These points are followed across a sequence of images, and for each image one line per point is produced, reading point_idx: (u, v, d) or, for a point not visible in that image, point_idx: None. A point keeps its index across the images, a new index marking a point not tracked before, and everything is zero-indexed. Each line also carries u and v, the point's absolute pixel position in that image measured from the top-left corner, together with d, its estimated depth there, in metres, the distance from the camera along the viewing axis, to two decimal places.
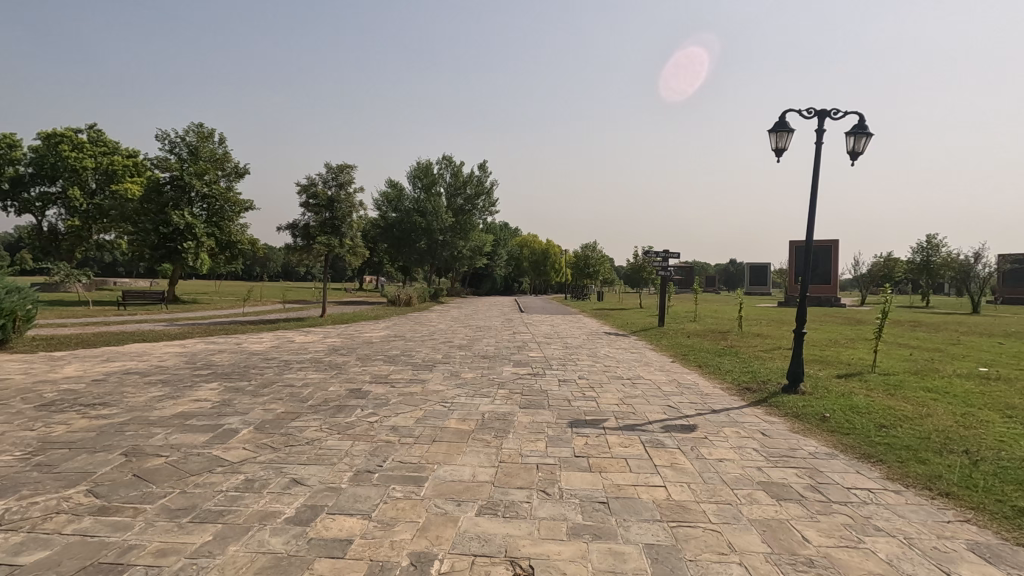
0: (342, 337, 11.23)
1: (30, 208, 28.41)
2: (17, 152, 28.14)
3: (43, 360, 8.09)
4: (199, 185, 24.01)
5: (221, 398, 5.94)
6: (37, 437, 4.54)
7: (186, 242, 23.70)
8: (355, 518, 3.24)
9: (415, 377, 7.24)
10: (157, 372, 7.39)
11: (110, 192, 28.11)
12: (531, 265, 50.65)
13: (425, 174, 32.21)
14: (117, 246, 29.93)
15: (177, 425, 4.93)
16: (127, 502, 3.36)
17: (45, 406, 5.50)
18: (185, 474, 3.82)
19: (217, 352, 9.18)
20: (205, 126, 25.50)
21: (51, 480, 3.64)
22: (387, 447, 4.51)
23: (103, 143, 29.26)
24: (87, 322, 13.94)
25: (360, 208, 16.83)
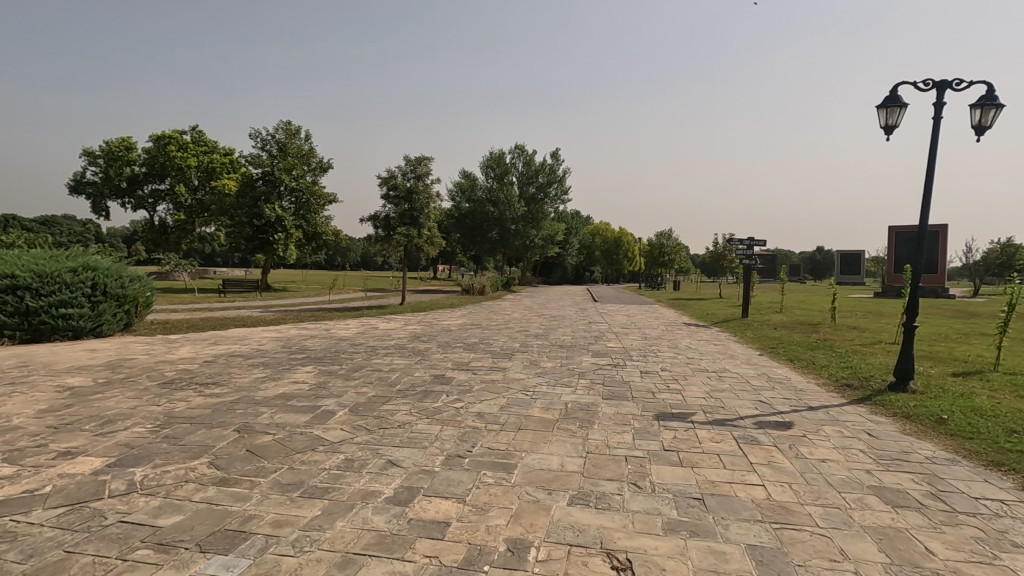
0: (423, 325, 11.58)
1: (144, 205, 31.39)
2: (133, 154, 31.12)
3: (161, 342, 8.94)
4: (287, 180, 25.49)
5: (316, 381, 6.29)
6: (163, 412, 5.02)
7: (277, 233, 25.26)
8: (450, 501, 3.33)
9: (495, 365, 7.34)
10: (257, 355, 7.96)
11: (210, 188, 30.47)
12: (603, 254, 49.91)
13: (498, 164, 32.27)
14: (217, 238, 32.40)
15: (280, 405, 5.28)
16: (244, 474, 3.64)
17: (167, 384, 6.09)
18: (291, 452, 4.09)
19: (309, 337, 9.76)
20: (293, 124, 26.95)
21: (178, 452, 4.01)
22: (475, 433, 4.60)
23: (204, 142, 31.65)
24: (194, 308, 15.28)
25: (437, 199, 17.20)
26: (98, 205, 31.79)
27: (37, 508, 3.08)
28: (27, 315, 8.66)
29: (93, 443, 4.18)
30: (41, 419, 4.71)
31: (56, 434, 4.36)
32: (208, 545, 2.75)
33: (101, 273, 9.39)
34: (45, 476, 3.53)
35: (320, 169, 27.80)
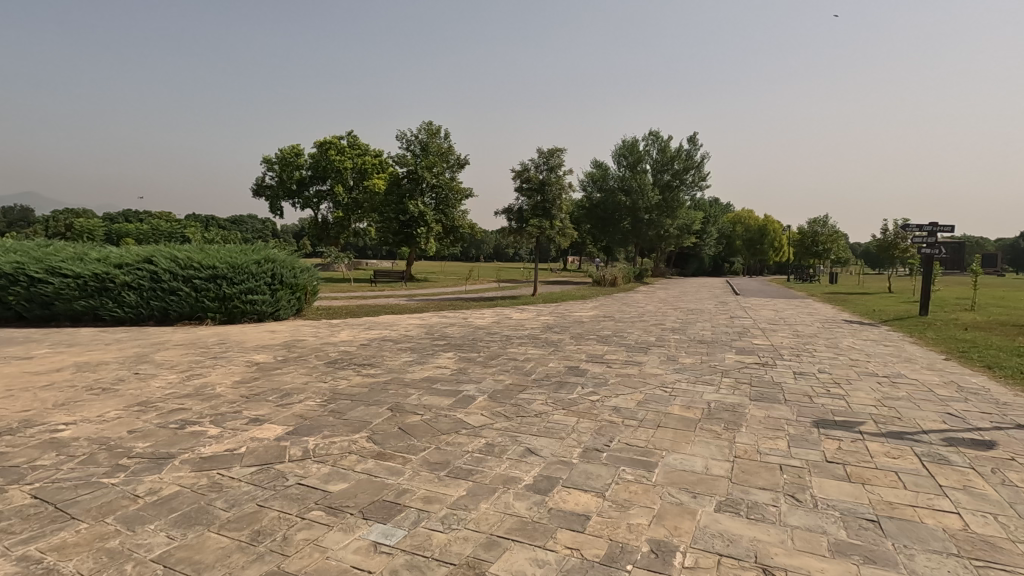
0: (555, 316, 11.67)
1: (310, 204, 35.56)
2: (301, 159, 35.33)
3: (324, 326, 10.05)
4: (429, 177, 27.18)
5: (457, 367, 6.64)
6: (328, 388, 5.63)
7: (420, 228, 27.09)
8: (590, 495, 3.30)
9: (630, 358, 7.16)
10: (405, 340, 8.61)
11: (363, 187, 33.54)
12: (745, 243, 46.35)
13: (631, 152, 31.36)
14: (368, 233, 35.62)
15: (426, 388, 5.64)
16: (398, 450, 3.95)
17: (331, 363, 6.82)
18: (437, 432, 4.35)
19: (449, 325, 10.32)
20: (434, 124, 28.65)
21: (342, 425, 4.47)
22: (612, 427, 4.51)
23: (358, 146, 34.87)
24: (351, 296, 16.99)
25: (569, 190, 17.19)
26: (275, 205, 36.60)
27: (236, 465, 3.62)
28: (224, 300, 10.24)
29: (275, 412, 4.81)
30: (236, 389, 5.53)
31: (248, 402, 5.10)
32: (368, 513, 3.01)
33: (277, 265, 10.80)
34: (240, 438, 4.13)
35: (458, 165, 29.25)
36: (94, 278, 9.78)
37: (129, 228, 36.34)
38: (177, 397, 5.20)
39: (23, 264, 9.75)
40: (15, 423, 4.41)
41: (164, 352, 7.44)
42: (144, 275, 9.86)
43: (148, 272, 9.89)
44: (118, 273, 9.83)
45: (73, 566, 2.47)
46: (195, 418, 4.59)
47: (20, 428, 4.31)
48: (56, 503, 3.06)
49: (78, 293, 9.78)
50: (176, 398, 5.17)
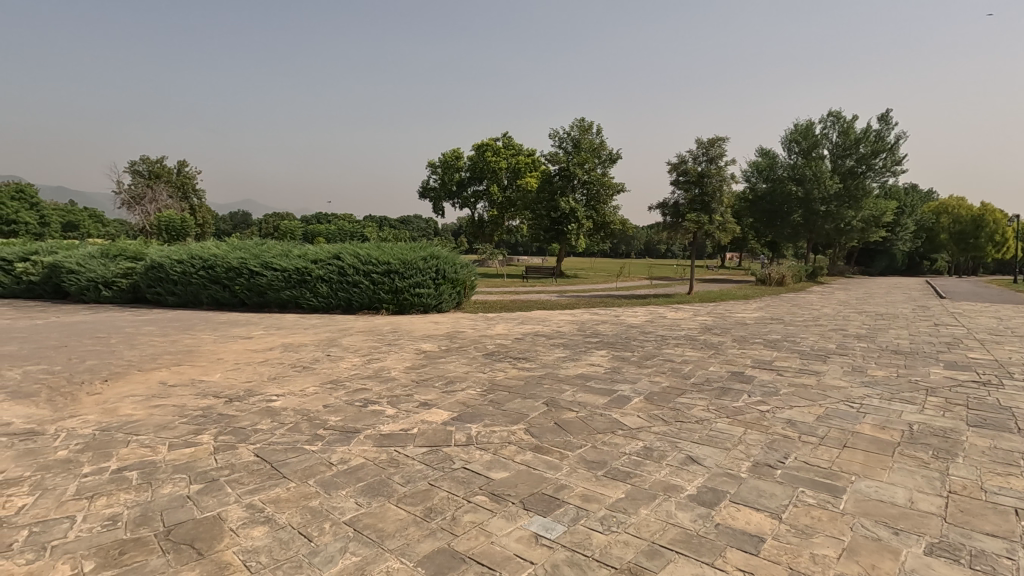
0: (715, 316, 10.94)
1: (468, 203, 37.78)
2: (461, 162, 37.73)
3: (481, 319, 10.60)
4: (580, 173, 27.21)
5: (610, 366, 6.53)
6: (487, 379, 5.91)
7: (571, 224, 27.31)
8: (763, 514, 3.01)
9: (805, 367, 6.42)
10: (558, 336, 8.70)
11: (516, 186, 34.64)
12: (952, 237, 39.04)
13: (804, 136, 28.21)
14: (520, 230, 36.82)
15: (581, 385, 5.64)
16: (555, 445, 3.99)
17: (489, 355, 7.15)
18: (593, 431, 4.31)
19: (601, 322, 10.22)
20: (586, 120, 28.66)
21: (502, 416, 4.65)
22: (786, 442, 4.08)
23: (512, 147, 36.15)
24: (505, 291, 17.71)
25: (731, 182, 16.00)
26: (438, 205, 39.65)
27: (410, 444, 3.95)
28: (396, 293, 11.31)
29: (441, 397, 5.18)
30: (407, 374, 6.06)
31: (418, 387, 5.56)
32: (529, 504, 3.09)
33: (441, 261, 11.64)
34: (413, 420, 4.51)
35: (610, 161, 28.84)
36: (296, 272, 11.44)
37: (319, 229, 41.94)
38: (360, 378, 5.86)
39: (246, 260, 11.76)
40: (241, 392, 5.32)
41: (348, 337, 8.43)
42: (333, 270, 11.29)
43: (336, 267, 11.31)
44: (314, 268, 11.39)
45: (286, 518, 2.89)
46: (376, 398, 5.12)
47: (245, 395, 5.19)
48: (272, 462, 3.62)
49: (284, 284, 11.53)
50: (359, 379, 5.82)
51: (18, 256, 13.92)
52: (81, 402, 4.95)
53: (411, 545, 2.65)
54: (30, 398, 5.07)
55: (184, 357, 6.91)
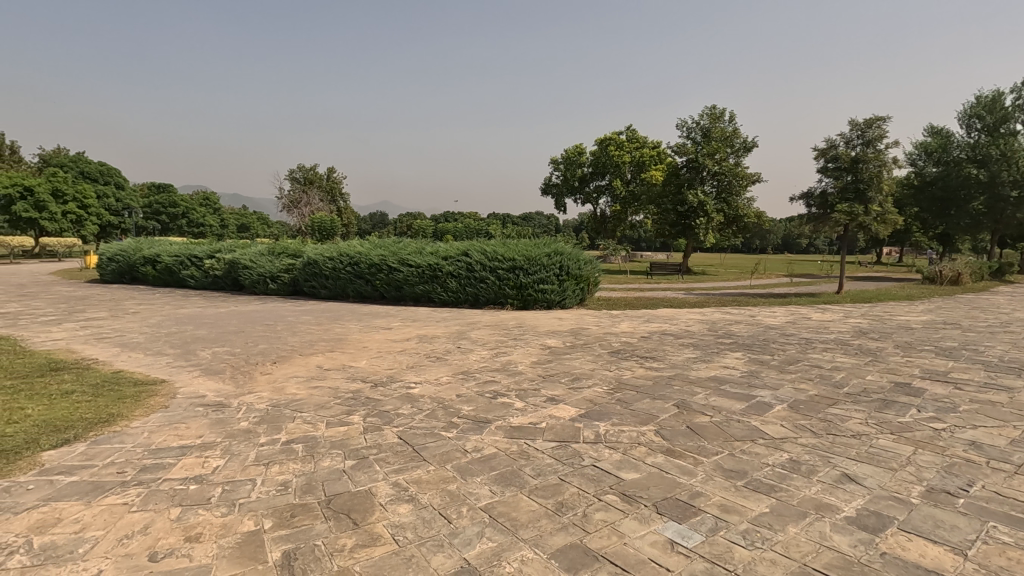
0: (871, 319, 9.73)
1: (591, 199, 37.45)
2: (583, 158, 37.51)
3: (606, 316, 10.46)
4: (710, 164, 25.69)
5: (748, 369, 6.10)
6: (614, 377, 5.82)
7: (699, 218, 25.89)
8: (942, 548, 2.62)
9: (992, 381, 5.47)
10: (687, 335, 8.30)
11: (640, 179, 33.61)
12: None
13: (990, 110, 24.06)
14: (644, 225, 35.70)
15: (714, 388, 5.33)
16: (688, 450, 3.82)
17: (615, 353, 7.03)
18: (730, 438, 4.05)
19: (735, 322, 9.58)
20: (717, 107, 27.06)
21: (630, 416, 4.55)
22: (970, 467, 3.51)
23: (637, 139, 35.08)
24: (629, 287, 17.33)
25: (893, 167, 14.12)
26: (560, 202, 39.84)
27: (539, 438, 4.02)
28: (520, 288, 11.57)
29: (568, 393, 5.20)
30: (534, 369, 6.17)
31: (545, 382, 5.63)
32: (663, 508, 2.99)
33: (565, 257, 11.68)
34: (542, 414, 4.58)
35: (745, 149, 26.88)
36: (429, 268, 12.17)
37: (448, 227, 44.12)
38: (489, 370, 6.08)
39: (385, 256, 12.75)
40: (385, 378, 5.78)
41: (477, 331, 8.79)
42: (462, 266, 11.83)
43: (464, 264, 11.84)
44: (445, 264, 12.03)
45: (428, 499, 3.09)
46: (504, 391, 5.28)
47: (388, 382, 5.63)
48: (413, 445, 3.89)
49: (418, 279, 12.32)
50: (489, 371, 6.05)
51: (207, 254, 16.41)
52: (257, 380, 5.72)
53: (544, 537, 2.69)
54: (218, 375, 5.96)
55: (335, 344, 7.67)
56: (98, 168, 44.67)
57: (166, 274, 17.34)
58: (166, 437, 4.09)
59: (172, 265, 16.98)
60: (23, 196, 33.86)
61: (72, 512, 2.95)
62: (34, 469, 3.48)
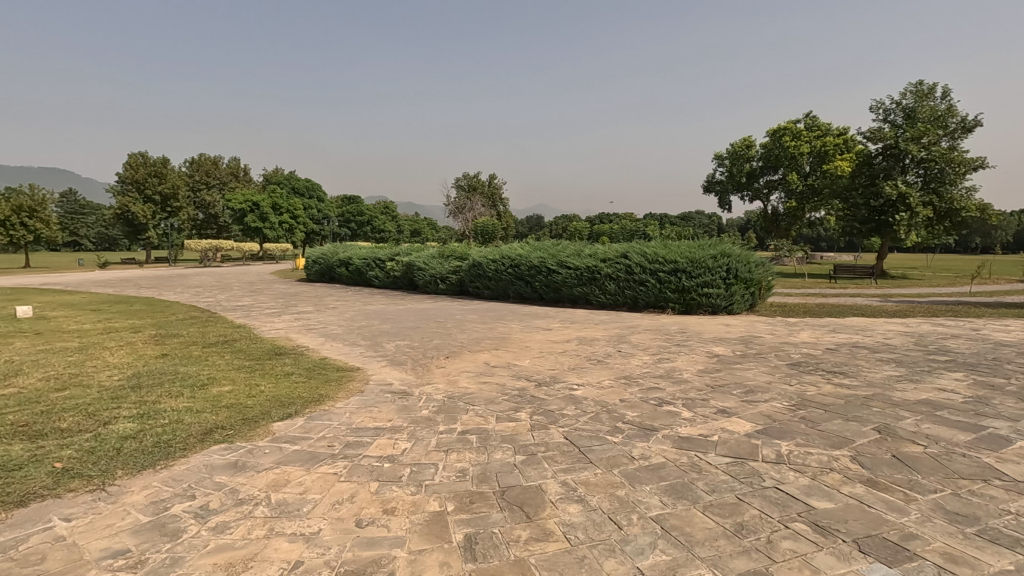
0: None
1: (761, 195, 34.42)
2: (752, 151, 34.60)
3: (782, 324, 9.51)
4: (915, 150, 22.00)
5: (973, 393, 5.08)
6: (796, 392, 5.27)
7: (899, 213, 22.19)
8: None
9: None
10: (886, 349, 7.18)
11: (822, 172, 30.01)
12: None
13: None
14: (826, 223, 31.77)
15: (927, 414, 4.54)
16: (896, 483, 3.30)
17: (795, 365, 6.36)
18: (953, 474, 3.42)
19: (951, 336, 8.05)
20: (925, 83, 23.24)
21: (818, 437, 4.08)
22: None
23: (818, 127, 31.34)
24: (808, 293, 15.52)
25: None
26: (725, 200, 37.27)
27: (712, 452, 3.80)
28: (683, 292, 11.07)
29: (741, 406, 4.83)
30: (702, 378, 5.84)
31: (715, 392, 5.30)
32: (866, 546, 2.62)
33: (734, 259, 10.87)
34: (713, 426, 4.32)
35: (963, 129, 22.54)
36: (587, 270, 12.22)
37: (603, 228, 43.87)
38: (652, 376, 5.91)
39: (545, 259, 13.08)
40: (548, 378, 5.92)
41: (637, 335, 8.60)
42: (622, 269, 11.68)
43: (624, 266, 11.67)
44: (603, 266, 11.98)
45: (596, 502, 3.10)
46: (670, 399, 5.08)
47: (552, 382, 5.77)
48: (579, 447, 3.93)
49: (576, 281, 12.44)
50: (652, 377, 5.87)
51: (388, 257, 18.38)
52: (433, 372, 6.26)
53: (723, 559, 2.53)
54: (401, 366, 6.64)
55: (500, 342, 8.08)
56: (305, 184, 52.71)
57: (357, 274, 19.82)
58: (363, 418, 4.67)
59: (361, 267, 19.36)
60: (252, 209, 41.46)
61: (297, 475, 3.52)
62: (268, 436, 4.22)
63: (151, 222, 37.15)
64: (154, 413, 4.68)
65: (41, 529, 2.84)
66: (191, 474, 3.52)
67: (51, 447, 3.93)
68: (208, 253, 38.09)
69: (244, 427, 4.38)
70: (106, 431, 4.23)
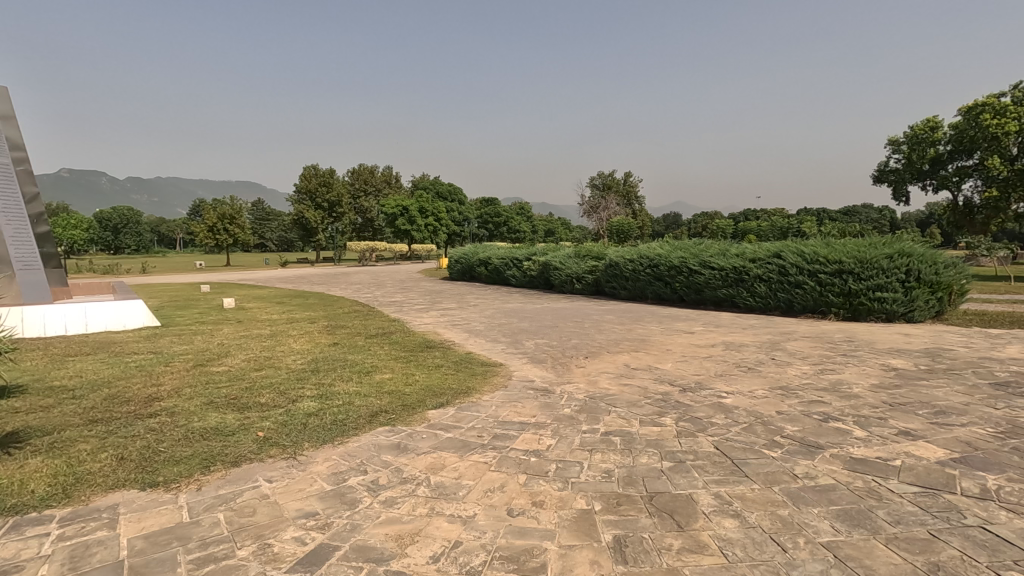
0: None
1: (948, 183, 29.46)
2: (938, 133, 29.72)
3: (980, 336, 8.05)
4: None
5: None
6: (1003, 417, 4.43)
7: None
8: None
9: None
10: None
11: None
12: None
13: None
14: None
15: None
16: None
17: (1000, 385, 5.36)
18: None
19: None
20: None
21: None
22: None
23: None
24: (1017, 299, 12.89)
25: None
26: (902, 191, 32.52)
27: (894, 479, 3.34)
28: (848, 296, 9.88)
29: (930, 429, 4.18)
30: (876, 393, 5.16)
31: (894, 411, 4.65)
32: None
33: (917, 259, 9.39)
34: (894, 449, 3.80)
35: None
36: (734, 271, 11.45)
37: (750, 226, 40.68)
38: (814, 389, 5.36)
39: (686, 258, 12.50)
40: (694, 384, 5.65)
41: (793, 341, 7.86)
42: (774, 270, 10.77)
43: (777, 267, 10.74)
44: (752, 267, 11.14)
45: (755, 519, 2.89)
46: (837, 415, 4.57)
47: (698, 388, 5.50)
48: (732, 459, 3.70)
49: (721, 283, 11.73)
50: (814, 390, 5.33)
51: (525, 257, 18.87)
52: (573, 372, 6.31)
53: None
54: (541, 363, 6.79)
55: (640, 345, 7.89)
56: (448, 188, 56.06)
57: (496, 273, 20.64)
58: (509, 412, 4.87)
59: (500, 266, 20.12)
60: (403, 213, 45.18)
61: (451, 461, 3.77)
62: (425, 422, 4.58)
63: (320, 226, 42.19)
64: (331, 395, 5.32)
65: (252, 486, 3.38)
66: (362, 451, 3.94)
67: (254, 418, 4.66)
68: (366, 254, 42.27)
69: (404, 412, 4.81)
70: (295, 408, 4.91)
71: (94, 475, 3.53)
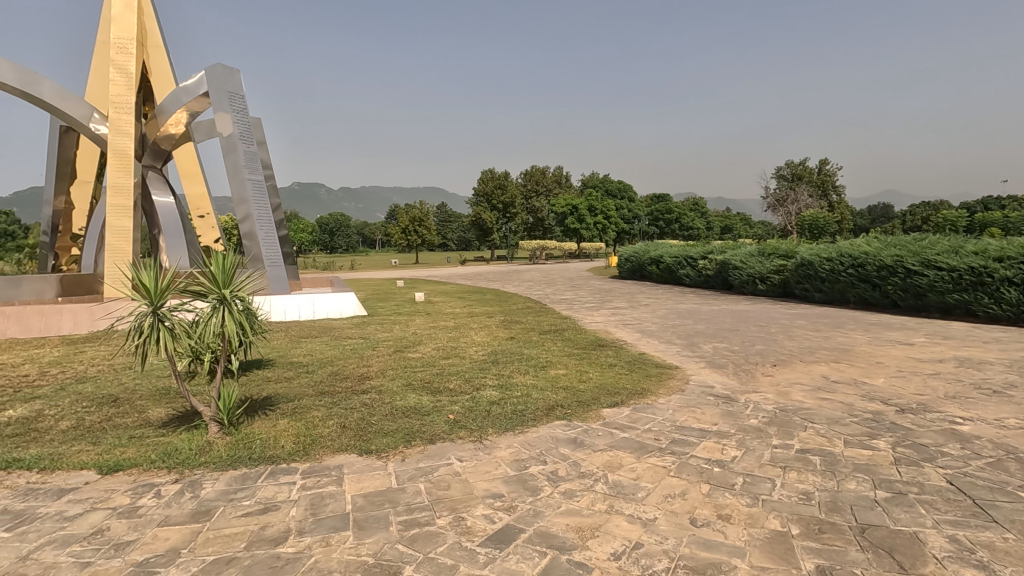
0: None
1: None
2: None
3: None
4: None
5: None
6: None
7: None
8: None
9: None
10: None
11: None
12: None
13: None
14: None
15: None
16: None
17: None
18: None
19: None
20: None
21: None
22: None
23: None
24: None
25: None
26: None
27: None
28: None
29: None
30: None
31: None
32: None
33: None
34: None
35: None
36: (970, 272, 9.46)
37: (992, 217, 33.25)
38: None
39: (903, 257, 10.66)
40: (916, 405, 4.80)
41: None
42: None
43: None
44: (997, 267, 9.09)
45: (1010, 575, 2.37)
46: None
47: (921, 410, 4.66)
48: (974, 499, 3.07)
49: (952, 286, 9.77)
50: None
51: (702, 255, 17.82)
52: (759, 380, 5.80)
53: None
54: (722, 369, 6.37)
55: (841, 355, 6.95)
56: (617, 186, 55.43)
57: (668, 273, 19.86)
58: (688, 417, 4.66)
59: (672, 265, 19.30)
60: (573, 211, 45.91)
61: (628, 461, 3.74)
62: (600, 420, 4.60)
63: (496, 226, 44.79)
64: (511, 386, 5.64)
65: (445, 463, 3.74)
66: (541, 442, 4.10)
67: (445, 401, 5.15)
68: (537, 253, 43.75)
69: (579, 408, 4.89)
70: (479, 395, 5.30)
71: (325, 438, 4.23)
